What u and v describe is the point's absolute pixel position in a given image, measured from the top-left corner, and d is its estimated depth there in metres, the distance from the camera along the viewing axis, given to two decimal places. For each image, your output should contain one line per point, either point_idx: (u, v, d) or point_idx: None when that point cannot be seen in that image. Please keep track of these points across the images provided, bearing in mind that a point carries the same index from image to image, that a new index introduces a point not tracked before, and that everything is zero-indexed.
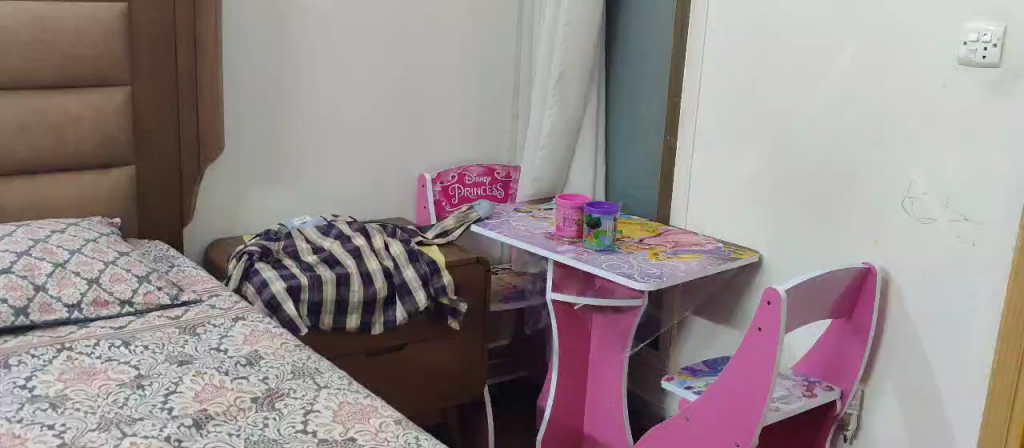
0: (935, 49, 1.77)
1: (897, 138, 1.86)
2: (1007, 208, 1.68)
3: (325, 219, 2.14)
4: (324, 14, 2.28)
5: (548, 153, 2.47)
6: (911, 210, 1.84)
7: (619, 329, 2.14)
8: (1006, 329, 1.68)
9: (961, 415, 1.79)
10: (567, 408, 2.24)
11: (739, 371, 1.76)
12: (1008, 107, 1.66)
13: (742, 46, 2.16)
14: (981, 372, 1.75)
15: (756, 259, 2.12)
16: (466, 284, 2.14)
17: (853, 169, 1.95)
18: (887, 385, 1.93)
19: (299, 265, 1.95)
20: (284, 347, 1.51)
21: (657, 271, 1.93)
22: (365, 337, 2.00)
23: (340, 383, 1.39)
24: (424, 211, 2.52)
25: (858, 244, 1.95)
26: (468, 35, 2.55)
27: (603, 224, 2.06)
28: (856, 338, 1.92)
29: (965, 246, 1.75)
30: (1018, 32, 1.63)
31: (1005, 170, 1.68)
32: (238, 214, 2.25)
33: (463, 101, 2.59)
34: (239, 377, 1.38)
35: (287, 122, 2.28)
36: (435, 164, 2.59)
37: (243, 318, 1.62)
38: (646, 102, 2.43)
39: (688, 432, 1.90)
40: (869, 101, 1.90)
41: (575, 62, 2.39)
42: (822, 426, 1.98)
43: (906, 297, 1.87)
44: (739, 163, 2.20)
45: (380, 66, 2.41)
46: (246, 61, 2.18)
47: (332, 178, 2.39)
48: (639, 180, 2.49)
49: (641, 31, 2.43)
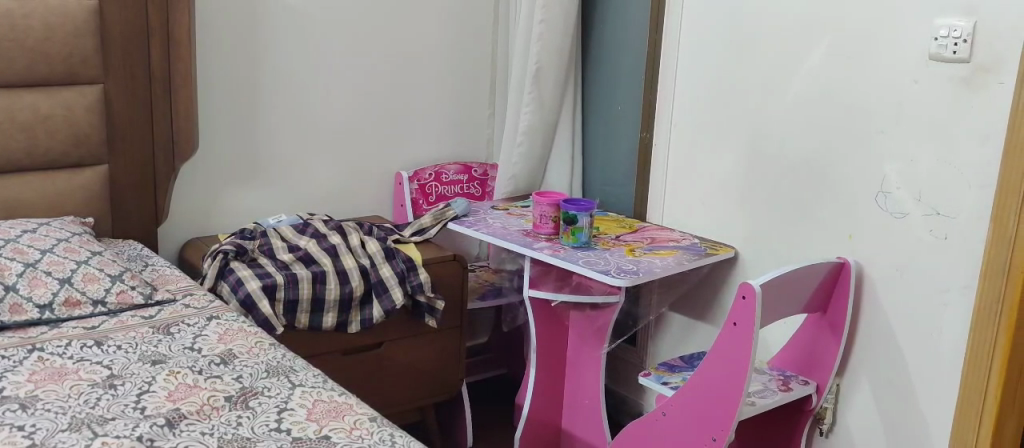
0: (907, 44, 1.78)
1: (870, 134, 1.87)
2: (977, 202, 1.69)
3: (301, 218, 2.13)
4: (298, 12, 2.27)
5: (525, 150, 2.47)
6: (884, 205, 1.86)
7: (597, 326, 2.14)
8: (977, 322, 1.70)
9: (933, 407, 1.81)
10: (545, 405, 2.25)
11: (715, 366, 1.77)
12: (978, 102, 1.67)
13: (717, 42, 2.17)
14: (955, 364, 1.76)
15: (732, 254, 2.13)
16: (442, 281, 2.14)
17: (826, 165, 1.96)
18: (861, 379, 1.94)
19: (275, 264, 1.94)
20: (259, 345, 1.51)
21: (634, 267, 1.94)
22: (342, 336, 2.00)
23: (315, 381, 1.39)
24: (402, 210, 2.52)
25: (833, 240, 1.96)
26: (444, 32, 2.55)
27: (579, 221, 2.06)
28: (831, 334, 1.93)
29: (937, 240, 1.77)
30: (988, 28, 1.64)
31: (976, 165, 1.69)
32: (213, 214, 2.24)
33: (440, 98, 2.59)
34: (213, 377, 1.37)
35: (262, 121, 2.27)
36: (413, 162, 2.58)
37: (217, 317, 1.61)
38: (623, 99, 2.44)
39: (666, 427, 1.91)
40: (841, 97, 1.91)
41: (550, 59, 2.39)
42: (798, 419, 1.99)
43: (880, 291, 1.89)
44: (714, 159, 2.21)
45: (355, 65, 2.40)
46: (218, 59, 2.16)
47: (308, 177, 2.38)
48: (616, 176, 2.49)
49: (617, 27, 2.43)
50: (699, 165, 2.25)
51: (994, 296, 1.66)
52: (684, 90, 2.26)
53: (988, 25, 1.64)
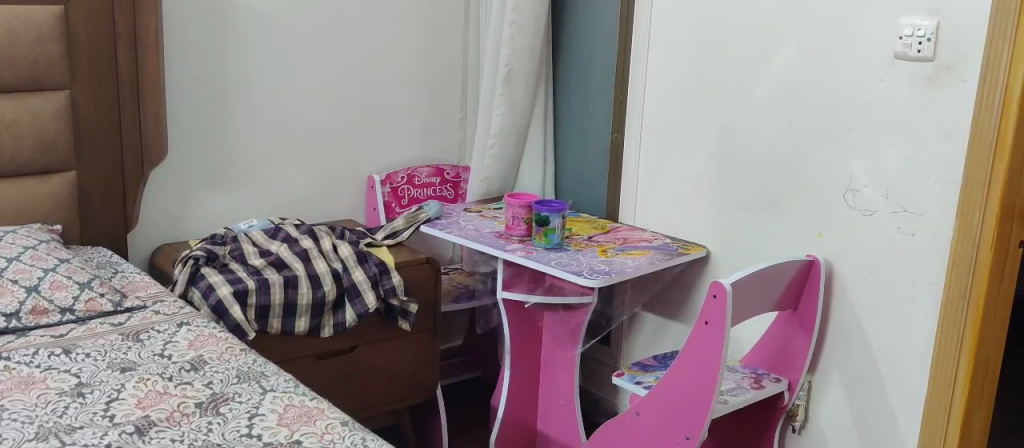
0: (873, 44, 1.80)
1: (837, 132, 1.89)
2: (944, 199, 1.71)
3: (272, 223, 2.13)
4: (267, 16, 2.26)
5: (497, 153, 2.47)
6: (853, 203, 1.88)
7: (571, 327, 2.15)
8: (945, 316, 1.72)
9: (904, 403, 1.83)
10: (520, 406, 2.26)
11: (687, 365, 1.78)
12: (942, 100, 1.69)
13: (685, 43, 2.18)
14: (923, 360, 1.78)
15: (704, 253, 2.14)
16: (415, 284, 2.14)
17: (796, 164, 1.97)
18: (833, 375, 1.96)
19: (246, 269, 1.94)
20: (230, 351, 1.50)
21: (606, 268, 1.94)
22: (315, 340, 1.99)
23: (286, 386, 1.38)
24: (374, 213, 2.51)
25: (803, 238, 1.98)
26: (414, 35, 2.55)
27: (551, 222, 2.06)
28: (803, 331, 1.95)
29: (905, 236, 1.78)
30: (951, 26, 1.66)
31: (942, 161, 1.71)
32: (184, 220, 2.23)
33: (411, 101, 2.59)
34: (184, 383, 1.36)
35: (233, 125, 2.26)
36: (385, 165, 2.58)
37: (187, 323, 1.60)
38: (594, 101, 2.45)
39: (640, 426, 1.92)
40: (808, 96, 1.93)
41: (521, 60, 2.40)
42: (771, 417, 2.01)
43: (849, 288, 1.90)
44: (685, 159, 2.22)
45: (325, 68, 2.40)
46: (186, 65, 2.15)
47: (279, 181, 2.37)
48: (588, 178, 2.50)
49: (587, 29, 2.44)
50: (670, 165, 2.26)
51: (961, 291, 1.69)
52: (653, 90, 2.27)
53: (950, 24, 1.66)
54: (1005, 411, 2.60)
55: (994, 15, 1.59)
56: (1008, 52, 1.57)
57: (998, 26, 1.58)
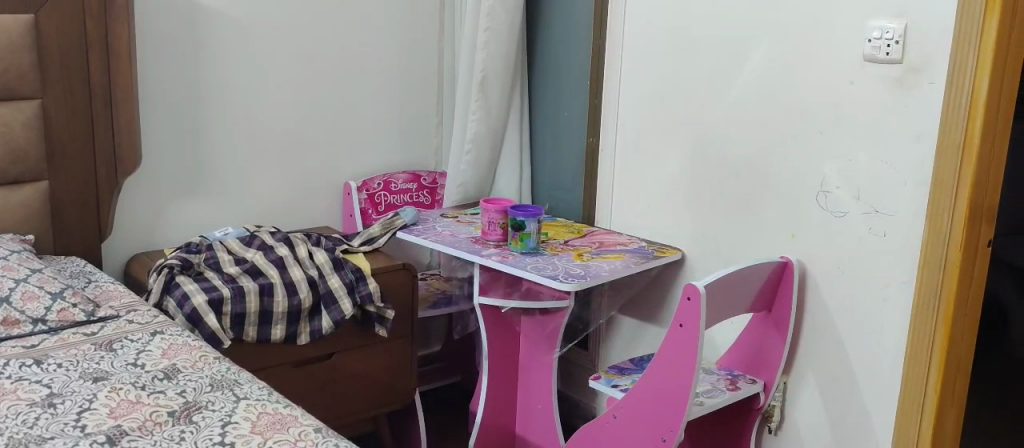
0: (842, 47, 1.82)
1: (808, 134, 1.90)
2: (914, 199, 1.73)
3: (248, 230, 2.13)
4: (241, 24, 2.26)
5: (473, 158, 2.47)
6: (825, 205, 1.89)
7: (548, 331, 2.15)
8: (916, 314, 1.74)
9: (877, 402, 1.84)
10: (499, 411, 2.26)
11: (662, 367, 1.79)
12: (911, 102, 1.71)
13: (658, 48, 2.19)
14: (896, 359, 1.80)
15: (679, 256, 2.16)
16: (392, 290, 2.14)
17: (767, 166, 1.99)
18: (808, 375, 1.98)
19: (221, 277, 1.93)
20: (203, 359, 1.50)
21: (581, 272, 1.95)
22: (291, 348, 1.99)
23: (260, 394, 1.38)
24: (351, 220, 2.51)
25: (776, 239, 1.99)
26: (389, 41, 2.55)
27: (527, 227, 2.07)
28: (777, 332, 1.96)
29: (876, 237, 1.80)
30: (918, 29, 1.68)
31: (912, 162, 1.73)
32: (158, 228, 2.22)
33: (387, 107, 2.59)
34: (157, 392, 1.36)
35: (207, 133, 2.25)
36: (361, 171, 2.58)
37: (161, 332, 1.60)
38: (569, 106, 2.46)
39: (617, 429, 1.92)
40: (779, 98, 1.95)
41: (497, 65, 2.40)
42: (747, 418, 2.02)
43: (822, 289, 1.92)
44: (659, 162, 2.23)
45: (301, 75, 2.40)
46: (160, 72, 2.14)
47: (254, 189, 2.37)
48: (564, 182, 2.51)
49: (561, 34, 2.45)
50: (645, 168, 2.27)
51: (932, 290, 1.71)
52: (628, 95, 2.29)
53: (918, 26, 1.68)
54: (976, 412, 2.63)
55: (960, 18, 1.61)
56: (973, 55, 1.60)
57: (964, 29, 1.61)
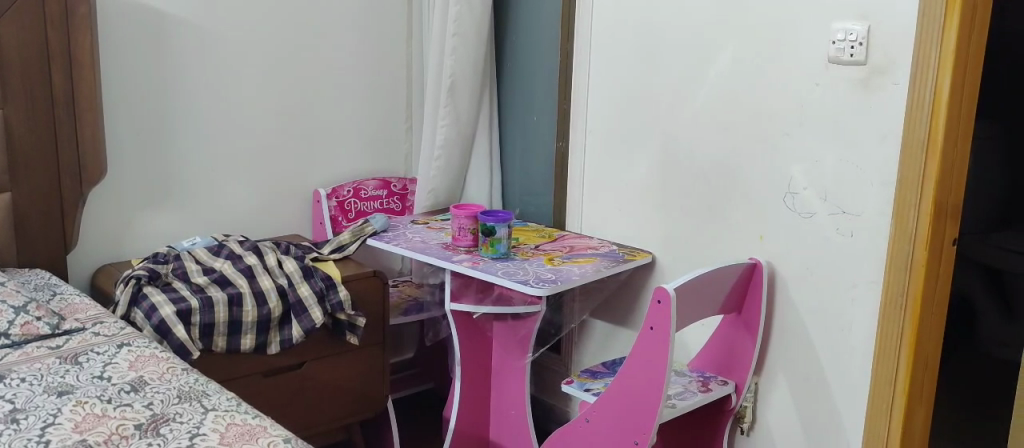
0: (806, 50, 1.83)
1: (775, 136, 1.92)
2: (880, 199, 1.75)
3: (216, 240, 2.11)
4: (206, 32, 2.24)
5: (443, 165, 2.47)
6: (792, 206, 1.90)
7: (520, 336, 2.15)
8: (884, 314, 1.75)
9: (848, 401, 1.86)
10: (471, 417, 2.25)
11: (633, 371, 1.79)
12: (875, 102, 1.73)
13: (626, 52, 2.20)
14: (866, 359, 1.81)
15: (650, 259, 2.16)
16: (363, 298, 2.13)
17: (735, 169, 2.00)
18: (778, 376, 1.99)
19: (190, 287, 1.91)
20: (171, 371, 1.48)
21: (552, 276, 1.95)
22: (261, 357, 1.97)
23: (228, 405, 1.36)
24: (321, 227, 2.50)
25: (745, 241, 2.01)
26: (355, 47, 2.55)
27: (497, 232, 2.07)
28: (747, 334, 1.97)
29: (843, 238, 1.82)
30: (881, 31, 1.70)
31: (877, 163, 1.74)
32: (125, 238, 2.20)
33: (355, 114, 2.59)
34: (123, 405, 1.34)
35: (173, 143, 2.23)
36: (330, 179, 2.57)
37: (128, 344, 1.58)
38: (538, 111, 2.46)
39: (590, 433, 1.92)
40: (746, 100, 1.96)
41: (465, 72, 2.40)
42: (719, 419, 2.02)
43: (792, 290, 1.93)
44: (628, 166, 2.24)
45: (268, 82, 2.38)
46: (125, 82, 2.12)
47: (223, 198, 2.35)
48: (534, 187, 2.51)
49: (528, 39, 2.46)
50: (614, 172, 2.27)
51: (900, 289, 1.72)
52: (596, 99, 2.29)
53: (881, 28, 1.69)
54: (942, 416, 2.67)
55: (921, 20, 1.63)
56: (935, 57, 1.61)
57: (925, 30, 1.62)
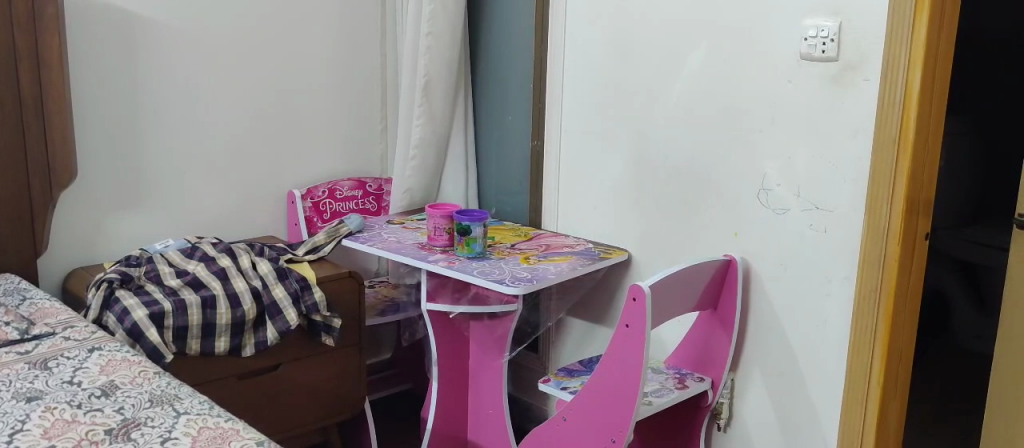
0: (778, 47, 1.84)
1: (748, 133, 1.92)
2: (852, 195, 1.76)
3: (189, 242, 2.09)
4: (178, 32, 2.23)
5: (418, 164, 2.46)
6: (766, 202, 1.91)
7: (497, 335, 2.14)
8: (857, 309, 1.76)
9: (823, 396, 1.86)
10: (449, 417, 2.24)
11: (609, 369, 1.79)
12: (847, 98, 1.73)
13: (600, 50, 2.20)
14: (841, 354, 1.82)
15: (626, 257, 2.16)
16: (338, 298, 2.12)
17: (709, 166, 2.01)
18: (754, 372, 1.99)
19: (163, 290, 1.90)
20: (143, 375, 1.47)
21: (528, 274, 1.95)
22: (236, 360, 1.96)
23: (201, 409, 1.35)
24: (296, 229, 2.49)
25: (719, 238, 2.01)
26: (329, 47, 2.54)
27: (473, 231, 2.06)
28: (723, 330, 1.98)
29: (817, 233, 1.83)
30: (852, 27, 1.70)
31: (850, 158, 1.75)
32: (97, 241, 2.17)
33: (329, 114, 2.58)
34: (93, 410, 1.33)
35: (145, 145, 2.21)
36: (304, 180, 2.56)
37: (99, 349, 1.56)
38: (513, 110, 2.46)
39: (566, 432, 1.92)
40: (720, 98, 1.96)
41: (439, 71, 2.39)
42: (695, 416, 2.03)
43: (767, 286, 1.94)
44: (603, 164, 2.24)
45: (240, 83, 2.37)
46: (95, 85, 2.10)
47: (196, 199, 2.33)
48: (509, 186, 2.51)
49: (503, 38, 2.45)
50: (589, 170, 2.27)
51: (873, 284, 1.73)
52: (570, 97, 2.29)
53: (852, 24, 1.70)
54: (917, 411, 2.68)
55: (891, 17, 1.63)
56: (906, 53, 1.62)
57: (895, 27, 1.63)
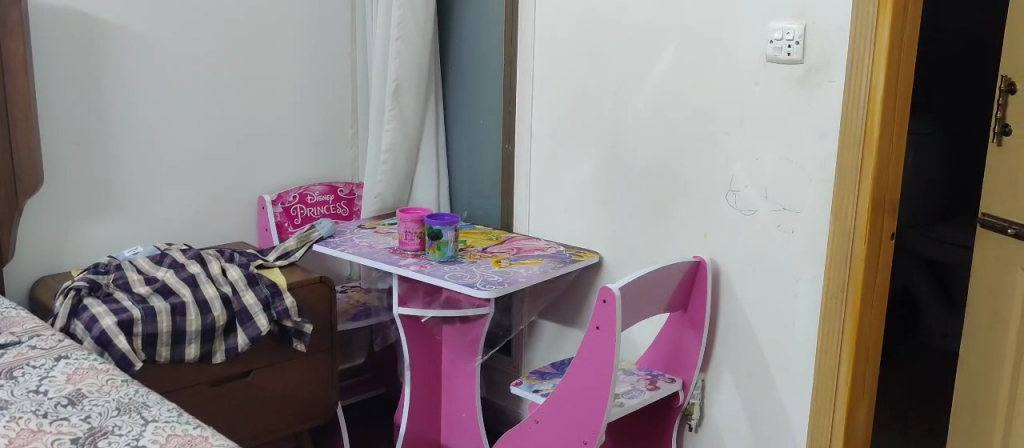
0: (744, 50, 1.85)
1: (716, 135, 1.94)
2: (820, 196, 1.77)
3: (158, 249, 2.08)
4: (145, 37, 2.21)
5: (390, 169, 2.45)
6: (734, 204, 1.93)
7: (469, 339, 2.15)
8: (825, 309, 1.78)
9: (792, 395, 1.88)
10: (421, 421, 2.24)
11: (579, 371, 1.79)
12: (812, 100, 1.75)
13: (569, 54, 2.21)
14: (810, 353, 1.84)
15: (597, 259, 2.17)
16: (309, 304, 2.11)
17: (678, 168, 2.02)
18: (724, 372, 2.01)
19: (131, 297, 1.88)
20: (110, 383, 1.45)
21: (499, 278, 1.95)
22: (207, 367, 1.95)
23: (169, 416, 1.34)
24: (267, 234, 2.48)
25: (689, 240, 2.03)
26: (298, 52, 2.53)
27: (444, 235, 2.06)
28: (693, 330, 1.99)
29: (785, 234, 1.84)
30: (817, 30, 1.72)
31: (816, 160, 1.77)
32: (64, 248, 2.15)
33: (298, 120, 2.57)
34: (60, 419, 1.32)
35: (112, 151, 2.20)
36: (275, 185, 2.56)
37: (66, 357, 1.55)
38: (483, 114, 2.46)
39: (539, 435, 1.93)
40: (687, 101, 1.98)
41: (410, 75, 2.39)
42: (667, 417, 2.04)
43: (736, 287, 1.95)
44: (574, 167, 2.25)
45: (209, 88, 2.36)
46: (60, 89, 2.08)
47: (165, 205, 2.32)
48: (481, 190, 2.51)
49: (473, 42, 2.46)
50: (559, 173, 2.29)
51: (840, 284, 1.75)
52: (540, 101, 2.30)
53: (817, 28, 1.72)
54: (885, 410, 2.71)
55: (854, 19, 1.65)
56: (869, 56, 1.64)
57: (860, 30, 1.65)
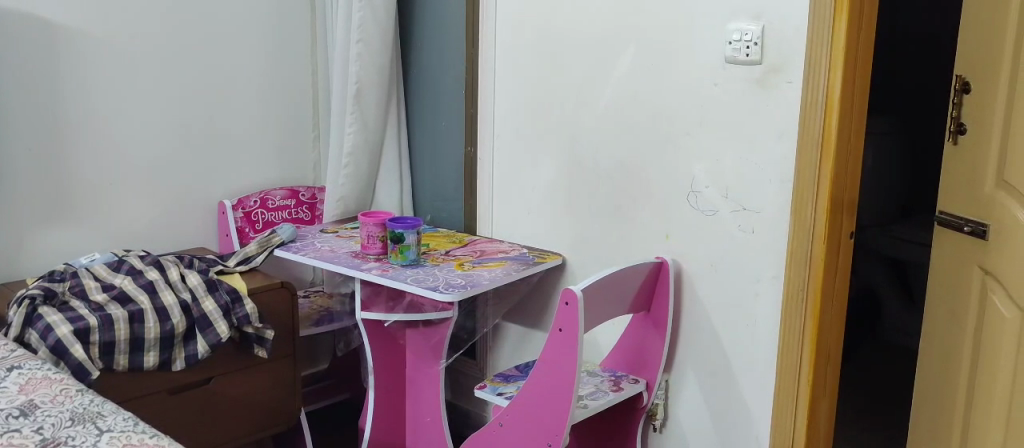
0: (703, 51, 1.86)
1: (677, 136, 1.94)
2: (779, 195, 1.78)
3: (116, 255, 2.04)
4: (101, 42, 2.18)
5: (352, 173, 2.43)
6: (696, 204, 1.93)
7: (433, 342, 2.13)
8: (787, 307, 1.79)
9: (755, 394, 1.89)
10: (385, 425, 2.22)
11: (543, 372, 1.79)
12: (771, 100, 1.76)
13: (529, 55, 2.21)
14: (772, 353, 1.85)
15: (560, 261, 2.17)
16: (269, 310, 2.09)
17: (640, 169, 2.02)
18: (688, 372, 2.01)
19: (88, 305, 1.85)
20: (64, 393, 1.43)
21: (462, 281, 1.94)
22: (166, 374, 1.93)
23: (124, 426, 1.31)
24: (227, 239, 2.46)
25: (652, 241, 2.03)
26: (257, 55, 2.51)
27: (406, 239, 2.05)
28: (656, 330, 1.99)
29: (745, 234, 1.85)
30: (775, 31, 1.73)
31: (775, 160, 1.78)
32: (19, 255, 2.12)
33: (258, 123, 2.55)
34: (11, 431, 1.29)
35: (68, 158, 2.16)
36: (236, 190, 2.53)
37: (19, 367, 1.52)
38: (445, 117, 2.45)
39: (503, 438, 1.92)
40: (648, 102, 1.98)
41: (371, 78, 2.38)
42: (631, 418, 2.04)
43: (699, 287, 1.96)
44: (536, 169, 2.24)
45: (168, 93, 2.33)
46: (14, 94, 2.05)
47: (123, 211, 2.29)
48: (444, 192, 2.50)
49: (433, 44, 2.44)
50: (522, 175, 2.28)
51: (800, 283, 1.76)
52: (503, 103, 2.30)
53: (774, 28, 1.73)
54: (847, 407, 2.73)
55: (813, 22, 1.66)
56: (827, 58, 1.65)
57: (817, 33, 1.66)
